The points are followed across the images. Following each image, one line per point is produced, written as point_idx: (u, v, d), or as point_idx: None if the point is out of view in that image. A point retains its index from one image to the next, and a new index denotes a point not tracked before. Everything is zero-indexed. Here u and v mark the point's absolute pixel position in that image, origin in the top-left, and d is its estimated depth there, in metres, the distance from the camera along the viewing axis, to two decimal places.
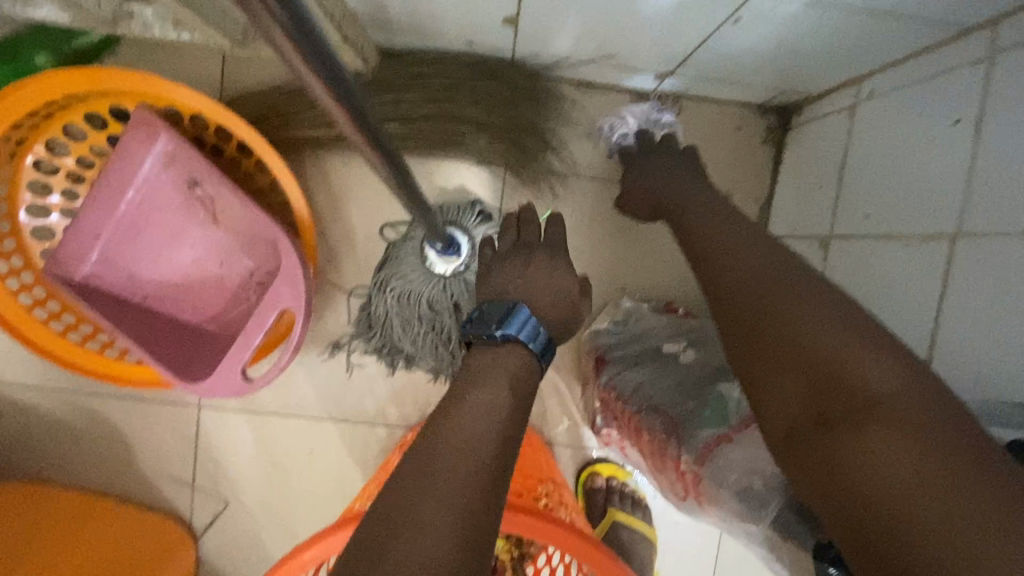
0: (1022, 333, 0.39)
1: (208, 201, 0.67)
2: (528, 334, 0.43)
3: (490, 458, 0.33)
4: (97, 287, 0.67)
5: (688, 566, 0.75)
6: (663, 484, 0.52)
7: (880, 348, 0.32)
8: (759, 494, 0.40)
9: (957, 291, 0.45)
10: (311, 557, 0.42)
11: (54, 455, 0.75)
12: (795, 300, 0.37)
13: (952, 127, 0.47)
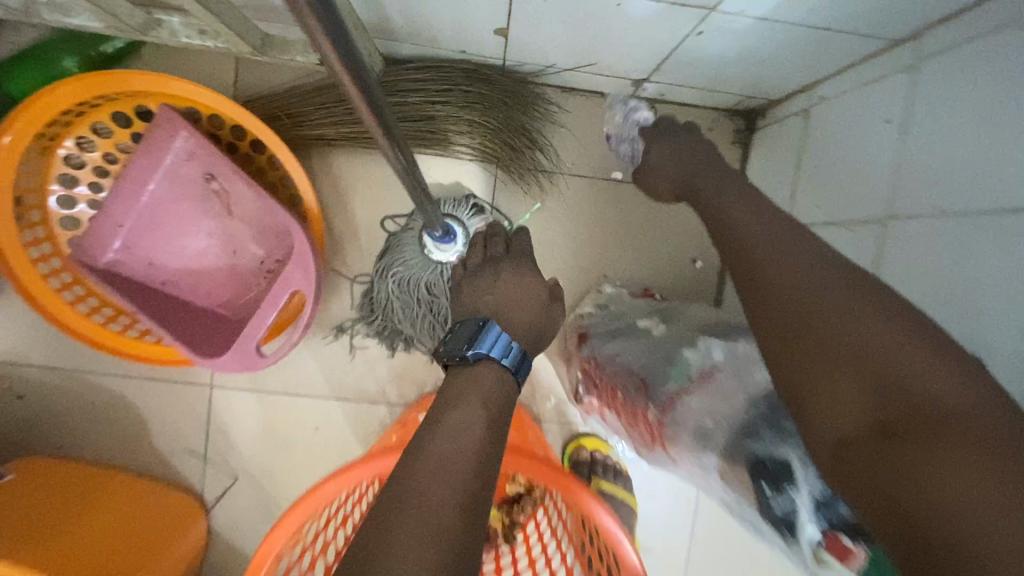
0: (935, 299, 0.47)
1: (223, 193, 0.73)
2: (501, 351, 0.46)
3: (469, 456, 0.37)
4: (119, 272, 0.73)
5: (668, 527, 0.81)
6: (636, 440, 0.58)
7: (938, 363, 0.33)
8: (708, 431, 0.46)
9: (888, 267, 0.52)
10: (329, 492, 0.50)
11: (74, 432, 0.80)
12: (848, 307, 0.37)
13: (883, 127, 0.54)
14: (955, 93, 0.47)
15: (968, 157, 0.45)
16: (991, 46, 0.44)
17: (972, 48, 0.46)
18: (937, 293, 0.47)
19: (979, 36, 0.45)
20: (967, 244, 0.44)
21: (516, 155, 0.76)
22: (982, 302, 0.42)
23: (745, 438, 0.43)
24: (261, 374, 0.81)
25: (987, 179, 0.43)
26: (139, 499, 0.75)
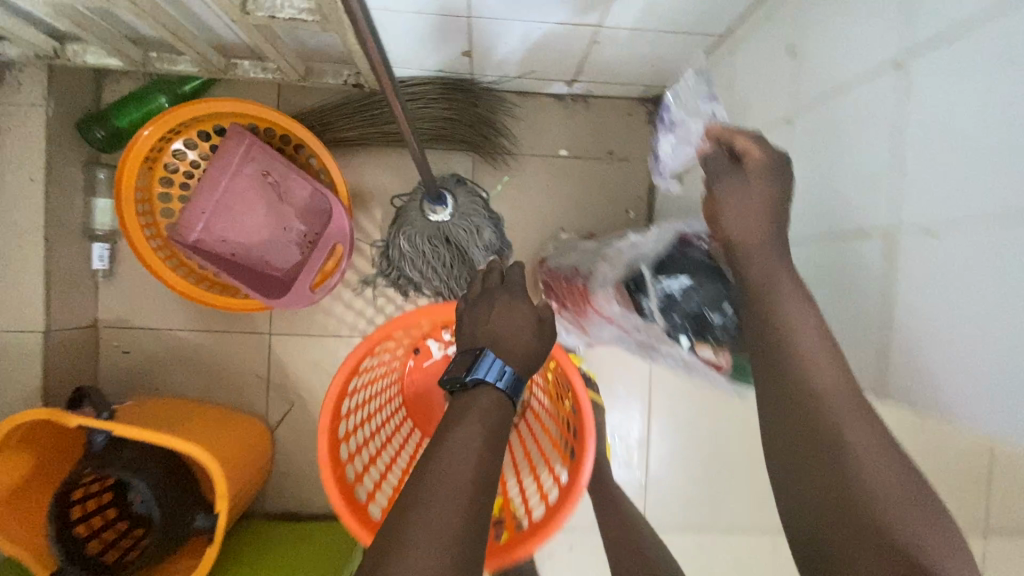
0: None
1: (276, 184, 1.00)
2: (495, 375, 0.60)
3: (468, 469, 0.51)
4: (203, 248, 0.99)
5: (627, 399, 1.13)
6: (582, 318, 0.84)
7: (958, 550, 0.40)
8: (610, 277, 0.71)
9: None
10: (381, 335, 0.75)
11: (168, 377, 1.05)
12: (907, 510, 0.42)
13: (721, 91, 0.82)
14: (746, 63, 0.75)
15: (753, 99, 0.72)
16: (759, 32, 0.72)
17: (750, 34, 0.74)
18: None
19: (752, 27, 0.73)
20: (755, 150, 0.72)
21: (487, 141, 1.05)
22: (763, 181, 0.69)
23: (631, 273, 0.68)
24: (306, 322, 1.07)
25: (760, 109, 0.70)
26: (223, 417, 1.00)
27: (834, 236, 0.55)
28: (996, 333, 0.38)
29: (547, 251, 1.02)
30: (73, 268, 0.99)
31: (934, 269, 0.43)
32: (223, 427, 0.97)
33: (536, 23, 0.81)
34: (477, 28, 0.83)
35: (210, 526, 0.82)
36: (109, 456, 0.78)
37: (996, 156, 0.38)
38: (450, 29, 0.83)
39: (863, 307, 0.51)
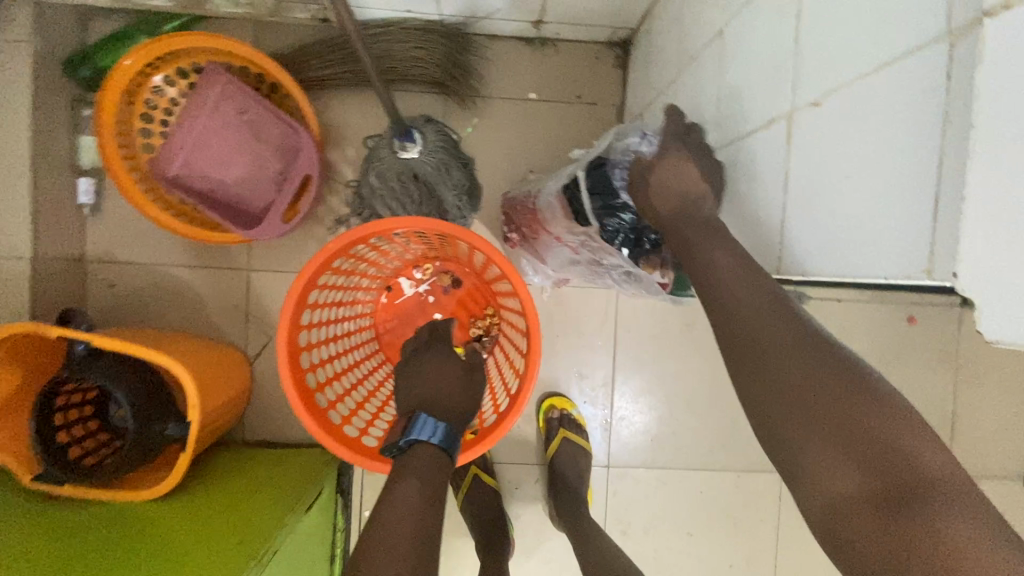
0: (687, 108, 0.76)
1: (252, 122, 1.04)
2: (429, 432, 0.69)
3: (411, 532, 0.60)
4: (182, 182, 1.04)
5: (597, 337, 1.16)
6: (537, 242, 0.87)
7: (898, 419, 0.43)
8: (552, 195, 0.74)
9: (673, 103, 0.82)
10: (354, 234, 0.79)
11: (150, 309, 1.10)
12: (829, 381, 0.45)
13: (673, 21, 0.84)
14: None
15: (695, 20, 0.75)
16: None
17: None
18: (687, 104, 0.76)
19: None
20: (693, 71, 0.74)
21: (456, 83, 1.08)
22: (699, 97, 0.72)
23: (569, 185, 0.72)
24: (283, 259, 1.11)
25: (700, 29, 0.73)
26: (201, 343, 1.05)
27: (752, 130, 0.57)
28: (859, 186, 0.42)
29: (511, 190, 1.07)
30: (60, 202, 1.04)
31: (819, 137, 0.47)
32: (202, 349, 1.02)
33: None
34: None
35: (181, 434, 0.86)
36: (86, 365, 0.84)
37: (868, 19, 0.41)
38: None
39: (771, 193, 0.54)
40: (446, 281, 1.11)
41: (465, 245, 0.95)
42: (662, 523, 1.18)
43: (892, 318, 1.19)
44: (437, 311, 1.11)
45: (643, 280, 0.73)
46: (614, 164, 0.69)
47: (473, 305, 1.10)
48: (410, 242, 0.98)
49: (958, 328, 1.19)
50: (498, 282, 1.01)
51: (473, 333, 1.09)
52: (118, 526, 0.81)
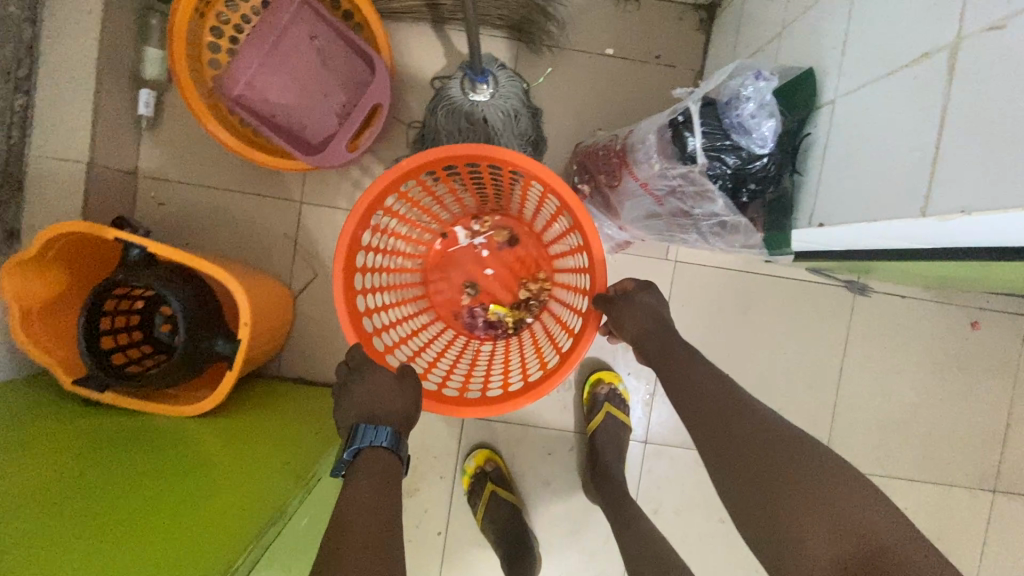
0: (793, 60, 0.72)
1: (322, 49, 1.00)
2: (371, 437, 0.72)
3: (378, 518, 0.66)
4: (245, 105, 1.00)
5: None
6: (611, 191, 0.84)
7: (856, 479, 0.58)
8: (657, 136, 0.70)
9: (774, 58, 0.78)
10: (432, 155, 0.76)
11: (197, 233, 1.08)
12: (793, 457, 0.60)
13: None
14: None
15: None
16: None
17: None
18: (795, 55, 0.72)
19: None
20: (806, 21, 0.70)
21: (535, 27, 1.05)
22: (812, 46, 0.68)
23: (676, 123, 0.68)
24: (336, 196, 1.08)
25: None
26: (248, 272, 1.02)
27: (893, 69, 0.54)
28: None
29: (584, 143, 1.04)
30: (120, 110, 1.02)
31: (993, 65, 0.44)
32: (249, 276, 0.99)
33: None
34: None
35: (230, 352, 0.84)
36: (140, 270, 0.81)
37: None
38: None
39: (916, 134, 0.51)
40: (502, 239, 1.07)
41: (531, 196, 0.91)
42: (694, 506, 1.15)
43: (955, 321, 1.14)
44: (488, 267, 1.08)
45: (740, 229, 0.72)
46: (728, 104, 0.65)
47: (527, 267, 1.07)
48: (472, 185, 0.94)
49: (1022, 340, 1.14)
50: (559, 242, 0.97)
51: (523, 295, 1.05)
52: (158, 439, 0.79)
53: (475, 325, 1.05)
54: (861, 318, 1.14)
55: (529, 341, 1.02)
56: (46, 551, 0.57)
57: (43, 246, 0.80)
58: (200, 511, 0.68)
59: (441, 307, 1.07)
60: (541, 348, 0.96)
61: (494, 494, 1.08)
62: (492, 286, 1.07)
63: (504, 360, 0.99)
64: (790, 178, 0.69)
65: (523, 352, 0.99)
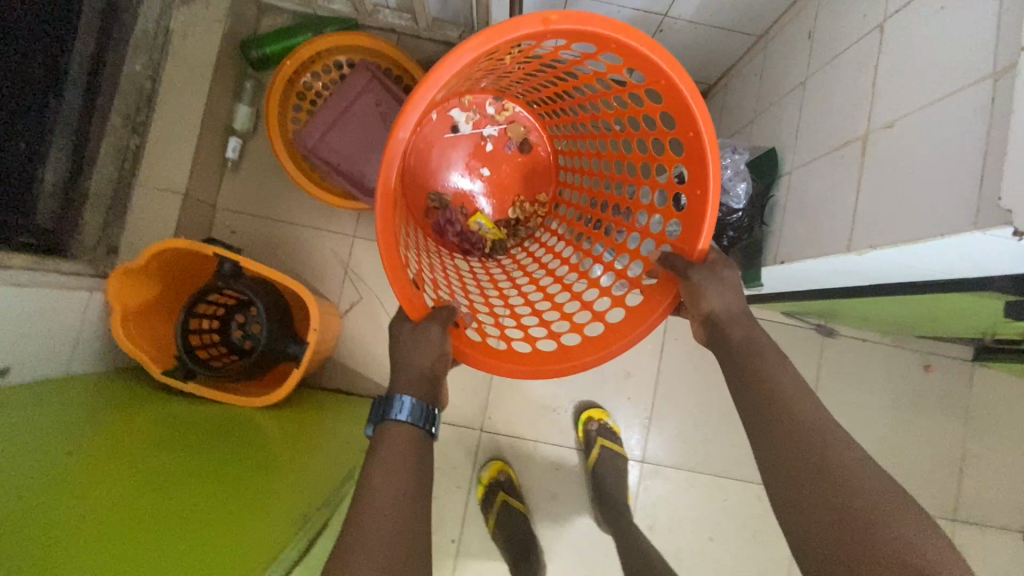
0: (762, 142, 0.94)
1: (384, 113, 1.21)
2: (399, 411, 0.67)
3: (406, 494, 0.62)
4: (316, 154, 1.20)
5: (646, 345, 1.29)
6: None
7: None
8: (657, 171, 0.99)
9: (747, 140, 1.01)
10: (556, 23, 0.63)
11: (262, 258, 1.26)
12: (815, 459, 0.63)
13: (753, 79, 1.04)
14: (776, 53, 0.97)
15: (777, 77, 0.94)
16: (787, 30, 0.95)
17: (780, 32, 0.97)
18: (762, 139, 0.94)
19: (780, 30, 0.97)
20: (772, 114, 0.93)
21: None
22: (774, 134, 0.91)
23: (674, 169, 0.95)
24: None
25: (782, 83, 0.92)
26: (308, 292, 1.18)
27: (832, 149, 0.75)
28: (929, 173, 0.58)
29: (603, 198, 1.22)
30: (212, 153, 1.23)
31: (892, 146, 0.64)
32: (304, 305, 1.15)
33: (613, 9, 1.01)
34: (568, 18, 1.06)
35: (300, 353, 1.00)
36: (233, 280, 0.97)
37: (950, 67, 0.58)
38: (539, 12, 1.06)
39: (844, 196, 0.71)
40: (511, 140, 1.04)
41: (597, 130, 0.92)
42: (686, 523, 1.26)
43: (911, 364, 1.32)
44: (485, 168, 1.04)
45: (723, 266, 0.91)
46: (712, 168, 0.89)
47: (526, 187, 1.06)
48: (536, 69, 0.86)
49: (970, 384, 1.32)
50: (571, 175, 1.04)
51: (511, 215, 1.05)
52: (233, 423, 0.93)
53: (450, 228, 1.02)
54: (829, 357, 1.32)
55: (497, 263, 1.06)
56: (159, 490, 0.70)
57: (148, 258, 0.96)
58: (254, 480, 0.79)
59: (414, 201, 1.01)
60: (552, 289, 0.96)
61: (506, 502, 1.20)
62: (479, 187, 1.04)
63: (477, 275, 1.00)
64: (759, 230, 0.88)
65: (504, 275, 1.02)
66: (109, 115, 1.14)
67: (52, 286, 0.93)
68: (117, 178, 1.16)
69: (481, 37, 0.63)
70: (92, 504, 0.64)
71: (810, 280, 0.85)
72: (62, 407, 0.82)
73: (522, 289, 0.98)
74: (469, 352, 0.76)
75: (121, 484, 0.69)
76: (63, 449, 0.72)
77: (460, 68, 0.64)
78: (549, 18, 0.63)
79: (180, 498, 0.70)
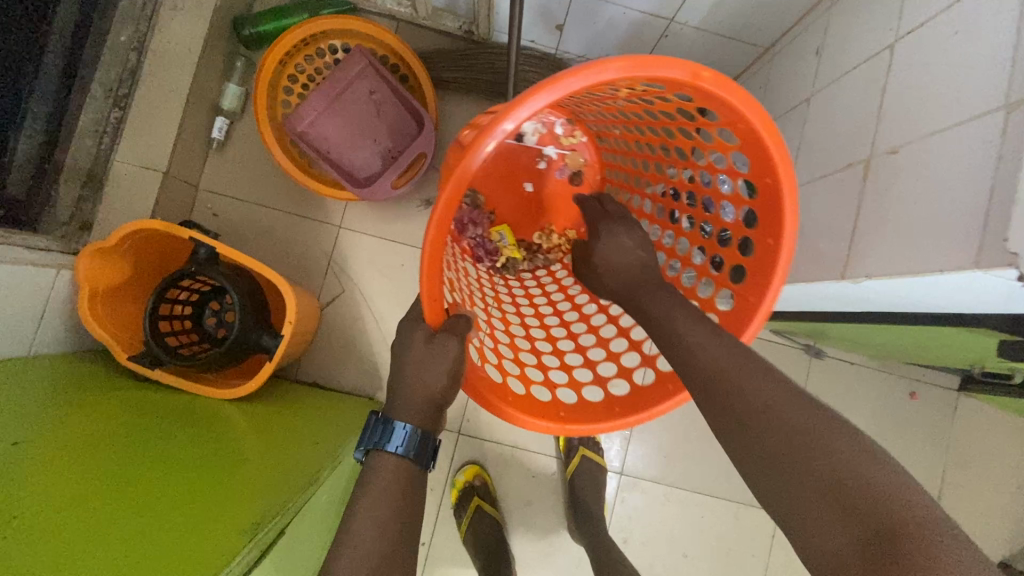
0: None
1: (378, 102, 1.18)
2: (394, 441, 0.69)
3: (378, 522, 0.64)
4: (305, 140, 1.17)
5: None
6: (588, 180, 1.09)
7: None
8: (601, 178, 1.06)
9: None
10: (706, 79, 0.60)
11: (243, 243, 1.22)
12: None
13: (759, 92, 1.02)
14: (783, 66, 0.94)
15: (783, 92, 0.92)
16: (795, 45, 0.92)
17: (788, 46, 0.95)
18: None
19: (787, 44, 0.95)
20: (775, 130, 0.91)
21: None
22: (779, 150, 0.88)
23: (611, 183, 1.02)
24: (371, 224, 1.24)
25: (788, 99, 0.90)
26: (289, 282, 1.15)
27: (833, 171, 0.72)
28: (931, 205, 0.56)
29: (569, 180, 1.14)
30: (197, 132, 1.19)
31: (892, 173, 0.62)
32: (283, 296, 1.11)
33: (618, 10, 0.98)
34: (572, 16, 1.03)
35: (275, 346, 0.96)
36: (208, 266, 0.93)
37: (962, 96, 0.55)
38: (543, 8, 1.03)
39: (841, 221, 0.69)
40: (566, 167, 1.08)
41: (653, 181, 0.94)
42: (660, 538, 1.25)
43: (896, 390, 1.31)
44: (528, 186, 1.11)
45: None
46: None
47: (561, 217, 1.11)
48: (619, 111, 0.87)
49: (953, 413, 1.31)
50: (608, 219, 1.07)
51: (536, 239, 1.10)
52: (200, 415, 0.89)
53: (471, 229, 1.07)
54: (816, 378, 1.30)
55: (505, 280, 1.07)
56: (121, 489, 0.67)
57: (120, 239, 0.92)
58: (219, 477, 0.76)
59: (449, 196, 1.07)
60: (556, 331, 0.96)
61: (479, 508, 1.18)
62: (514, 207, 1.11)
63: (487, 288, 1.00)
64: None
65: (516, 301, 1.01)
66: (90, 85, 1.09)
67: (17, 263, 0.89)
68: (95, 153, 1.10)
69: (628, 62, 0.57)
70: (36, 501, 0.60)
71: (800, 302, 0.84)
72: (18, 389, 0.78)
73: (527, 321, 0.97)
74: (476, 382, 0.76)
75: (79, 483, 0.65)
76: (12, 437, 0.68)
77: (595, 82, 0.57)
78: (699, 73, 0.60)
79: (142, 498, 0.66)
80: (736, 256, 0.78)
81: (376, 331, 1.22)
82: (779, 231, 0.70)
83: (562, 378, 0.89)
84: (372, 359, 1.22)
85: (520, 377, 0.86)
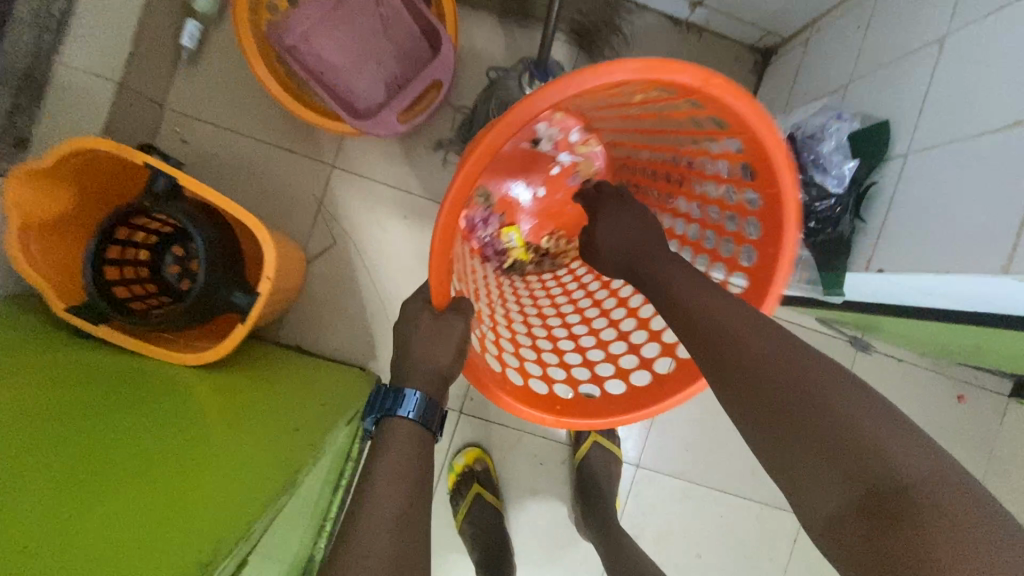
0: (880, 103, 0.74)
1: (384, 17, 0.99)
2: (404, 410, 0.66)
3: None
4: (295, 57, 0.97)
5: None
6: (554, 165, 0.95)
7: None
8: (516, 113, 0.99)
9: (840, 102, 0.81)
10: (717, 86, 0.60)
11: (217, 177, 1.03)
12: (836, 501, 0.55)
13: (857, 31, 0.83)
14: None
15: (906, 27, 0.73)
16: None
17: None
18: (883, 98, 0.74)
19: None
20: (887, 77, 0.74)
21: (597, 35, 1.06)
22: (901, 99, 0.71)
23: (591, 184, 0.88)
24: (370, 165, 1.06)
25: (912, 36, 0.72)
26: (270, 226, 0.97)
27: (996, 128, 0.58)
28: None
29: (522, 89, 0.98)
30: (162, 36, 0.97)
31: None
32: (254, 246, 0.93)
33: None
34: None
35: (248, 305, 0.79)
36: (167, 202, 0.75)
37: None
38: None
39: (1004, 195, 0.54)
40: (579, 172, 0.95)
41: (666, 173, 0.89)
42: (674, 536, 1.14)
43: (943, 393, 1.19)
44: (541, 189, 0.97)
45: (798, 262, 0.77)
46: (812, 138, 0.76)
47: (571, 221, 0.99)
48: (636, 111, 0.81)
49: (1000, 424, 1.20)
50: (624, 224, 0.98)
51: (546, 243, 0.99)
52: (153, 383, 0.72)
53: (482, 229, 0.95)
54: (860, 374, 1.17)
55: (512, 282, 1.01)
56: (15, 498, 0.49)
57: (58, 159, 0.73)
58: (171, 478, 0.59)
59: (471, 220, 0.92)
60: (600, 318, 0.93)
61: (479, 496, 1.05)
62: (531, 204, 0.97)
63: (499, 294, 0.96)
64: (851, 224, 0.73)
65: (533, 295, 1.00)
66: None
67: None
68: None
69: (645, 64, 0.58)
70: None
71: (887, 292, 0.71)
72: None
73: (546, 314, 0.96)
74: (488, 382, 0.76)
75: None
76: None
77: (607, 79, 0.58)
78: (710, 79, 0.60)
79: (60, 506, 0.50)
80: (736, 266, 0.80)
81: (371, 291, 1.06)
82: (778, 236, 0.71)
83: (631, 362, 0.87)
84: (365, 325, 1.06)
85: (577, 379, 0.86)
